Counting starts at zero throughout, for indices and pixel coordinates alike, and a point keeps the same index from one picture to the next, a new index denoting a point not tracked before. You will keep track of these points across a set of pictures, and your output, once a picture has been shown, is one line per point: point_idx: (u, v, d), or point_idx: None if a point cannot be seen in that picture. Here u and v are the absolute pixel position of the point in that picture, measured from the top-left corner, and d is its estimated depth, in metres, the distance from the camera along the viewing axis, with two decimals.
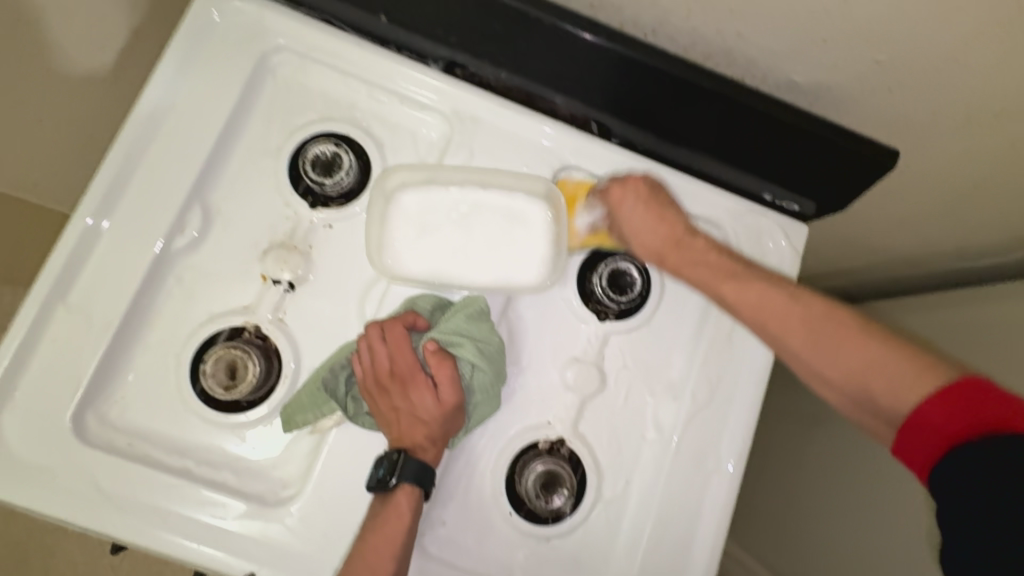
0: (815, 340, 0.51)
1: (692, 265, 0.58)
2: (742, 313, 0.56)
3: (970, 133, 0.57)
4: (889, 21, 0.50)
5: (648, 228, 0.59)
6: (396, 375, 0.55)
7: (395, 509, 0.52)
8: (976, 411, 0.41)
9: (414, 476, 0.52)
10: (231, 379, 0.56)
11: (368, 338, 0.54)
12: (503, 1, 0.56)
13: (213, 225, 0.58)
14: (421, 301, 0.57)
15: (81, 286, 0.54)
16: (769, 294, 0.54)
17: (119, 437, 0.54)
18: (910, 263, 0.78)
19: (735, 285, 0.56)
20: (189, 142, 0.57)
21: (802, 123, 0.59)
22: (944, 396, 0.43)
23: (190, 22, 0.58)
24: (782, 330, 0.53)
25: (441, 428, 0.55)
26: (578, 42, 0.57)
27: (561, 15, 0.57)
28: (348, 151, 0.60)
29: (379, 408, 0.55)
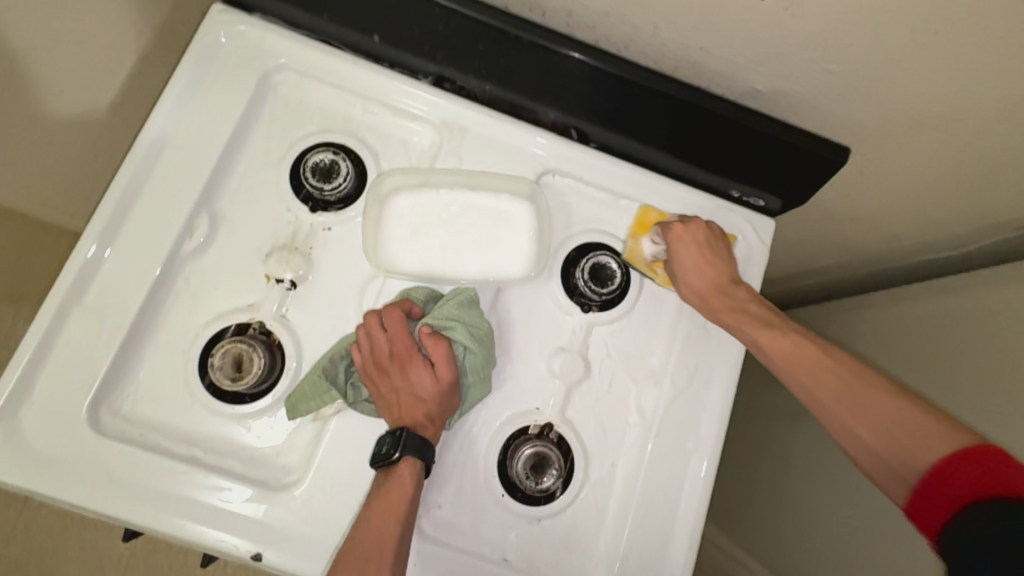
0: (849, 396, 0.56)
1: (736, 313, 0.63)
2: (775, 360, 0.61)
3: (915, 134, 0.63)
4: (835, 34, 0.55)
5: (698, 268, 0.64)
6: (394, 356, 0.58)
7: (398, 480, 0.55)
8: (991, 476, 0.45)
9: (415, 450, 0.56)
10: (237, 372, 0.59)
11: (367, 326, 0.59)
12: (486, 22, 0.62)
13: (220, 230, 0.62)
14: (415, 292, 0.61)
15: (96, 288, 0.58)
16: (800, 349, 0.59)
17: (131, 428, 0.57)
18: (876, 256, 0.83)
19: (772, 335, 0.61)
20: (198, 154, 0.62)
21: (760, 126, 0.65)
22: (965, 459, 0.47)
23: (198, 45, 0.63)
24: (813, 382, 0.58)
25: (439, 404, 0.58)
26: (555, 56, 0.63)
27: (540, 34, 0.63)
28: (345, 160, 0.65)
29: (380, 390, 0.59)
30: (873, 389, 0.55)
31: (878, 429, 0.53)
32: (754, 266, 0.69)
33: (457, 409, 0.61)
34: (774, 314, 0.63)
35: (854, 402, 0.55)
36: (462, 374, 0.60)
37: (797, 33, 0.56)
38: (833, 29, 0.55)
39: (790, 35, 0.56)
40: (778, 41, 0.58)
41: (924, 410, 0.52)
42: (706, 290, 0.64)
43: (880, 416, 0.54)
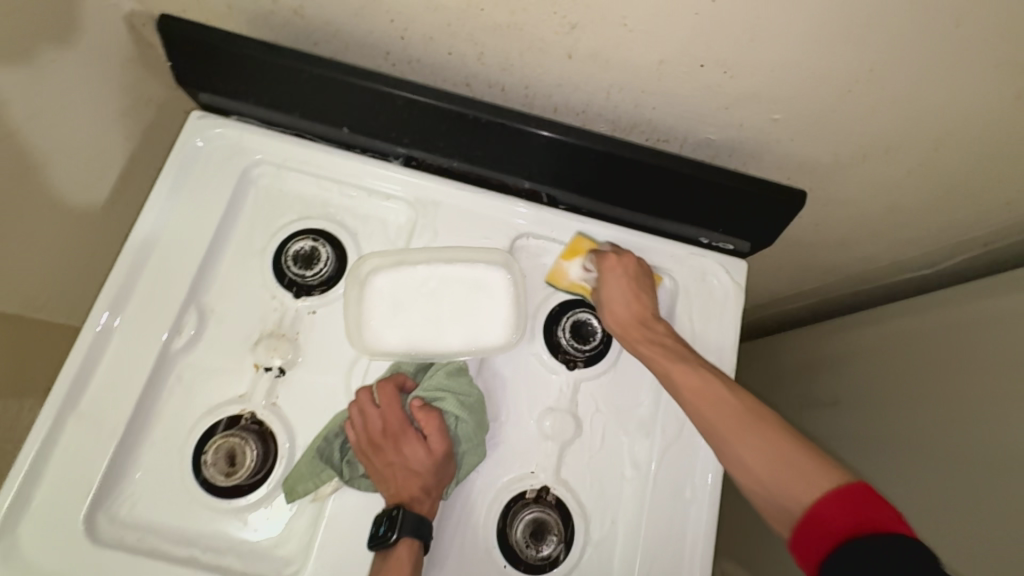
0: (735, 428, 0.55)
1: (650, 344, 0.63)
2: (681, 394, 0.59)
3: (867, 166, 0.66)
4: (775, 88, 0.58)
5: (624, 300, 0.65)
6: (388, 432, 0.59)
7: (396, 563, 0.54)
8: (868, 508, 0.45)
9: (413, 529, 0.55)
10: (231, 466, 0.60)
11: (359, 403, 0.60)
12: (457, 110, 0.64)
13: (208, 323, 0.64)
14: (405, 363, 0.63)
15: (90, 394, 0.59)
16: (702, 382, 0.59)
17: (129, 533, 0.57)
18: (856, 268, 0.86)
19: (681, 369, 0.60)
20: (184, 253, 0.64)
21: (721, 177, 0.66)
22: (835, 494, 0.47)
23: (178, 150, 0.66)
24: (716, 416, 0.57)
25: (435, 477, 0.59)
26: (521, 134, 0.66)
27: (513, 117, 0.65)
28: (325, 244, 0.67)
29: (375, 467, 0.59)
30: (747, 421, 0.55)
31: (770, 472, 0.52)
32: (731, 308, 0.70)
33: (453, 480, 0.61)
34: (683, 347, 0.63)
35: (735, 445, 0.55)
36: (455, 445, 0.62)
37: (741, 88, 0.59)
38: (772, 84, 0.58)
39: (735, 91, 0.60)
40: (725, 97, 0.61)
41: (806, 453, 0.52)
42: (624, 320, 0.65)
43: (762, 449, 0.53)
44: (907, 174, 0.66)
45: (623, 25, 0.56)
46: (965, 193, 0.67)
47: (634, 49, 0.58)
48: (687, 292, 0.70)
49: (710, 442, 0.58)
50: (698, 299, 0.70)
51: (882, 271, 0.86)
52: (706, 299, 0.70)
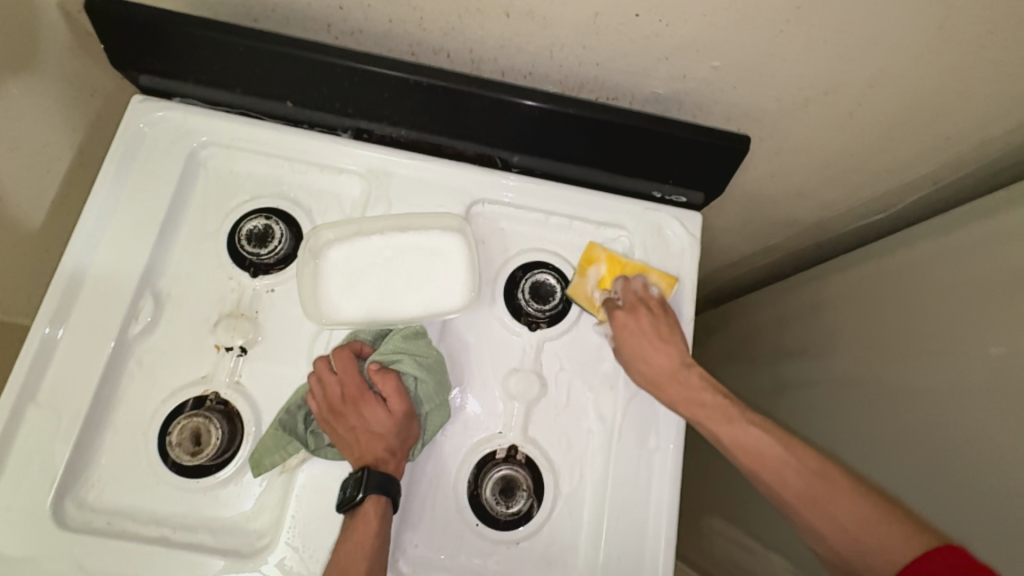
0: (807, 502, 0.58)
1: (694, 404, 0.63)
2: (740, 458, 0.61)
3: (812, 111, 0.67)
4: (712, 35, 0.59)
5: (654, 363, 0.64)
6: (347, 398, 0.60)
7: (363, 518, 0.56)
8: (952, 568, 0.49)
9: (379, 486, 0.56)
10: (196, 445, 0.60)
11: (318, 372, 0.60)
12: (430, 82, 0.64)
13: (165, 308, 0.64)
14: (363, 331, 0.63)
15: (48, 384, 0.59)
16: (759, 441, 0.61)
17: (97, 518, 0.57)
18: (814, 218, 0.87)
19: (736, 431, 0.62)
20: (136, 239, 0.64)
21: (668, 128, 0.67)
22: (926, 561, 0.51)
23: (121, 136, 0.66)
24: (778, 481, 0.59)
25: (398, 437, 0.60)
26: (474, 98, 0.66)
27: (492, 88, 0.65)
28: (278, 222, 0.67)
29: (338, 433, 0.59)
30: (797, 463, 0.59)
31: (842, 538, 0.56)
32: (688, 260, 0.71)
33: (419, 440, 0.62)
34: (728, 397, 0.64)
35: (803, 514, 0.58)
36: (416, 406, 0.62)
37: (679, 37, 0.59)
38: (709, 33, 0.58)
39: (674, 40, 0.60)
40: (664, 47, 0.61)
41: (873, 504, 0.56)
42: (659, 374, 0.64)
43: (820, 495, 0.57)
44: (852, 117, 0.67)
45: None
46: (909, 132, 0.68)
47: (568, 3, 0.58)
48: (645, 247, 0.71)
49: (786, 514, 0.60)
50: (654, 254, 0.71)
51: (840, 219, 0.88)
52: (664, 252, 0.71)
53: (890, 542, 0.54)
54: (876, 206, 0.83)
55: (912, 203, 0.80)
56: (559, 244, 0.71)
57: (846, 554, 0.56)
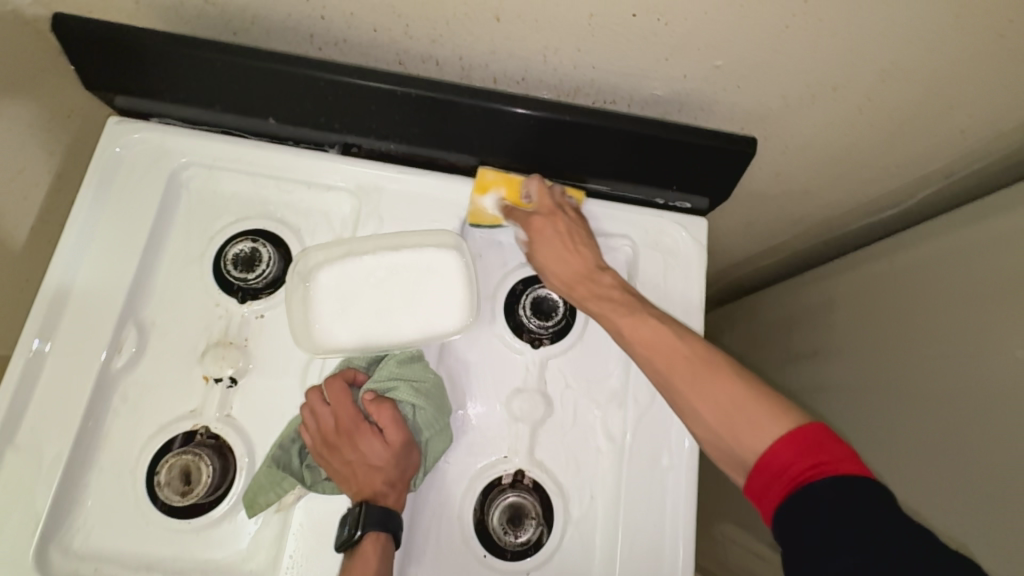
0: (692, 380, 0.55)
1: (600, 298, 0.62)
2: (637, 347, 0.59)
3: (818, 108, 0.64)
4: (713, 33, 0.56)
5: (561, 257, 0.63)
6: (341, 431, 0.57)
7: (361, 559, 0.53)
8: (820, 452, 0.46)
9: (380, 522, 0.54)
10: (187, 484, 0.57)
11: (310, 405, 0.57)
12: (415, 92, 0.62)
13: (150, 338, 0.61)
14: (357, 358, 0.61)
15: (29, 425, 0.56)
16: (658, 332, 0.58)
17: (85, 564, 0.54)
18: (821, 216, 0.85)
19: (632, 322, 0.59)
20: (116, 267, 0.61)
21: (668, 132, 0.64)
22: (787, 439, 0.48)
23: (98, 159, 0.63)
24: (666, 366, 0.57)
25: (398, 469, 0.57)
26: (465, 107, 0.63)
27: (481, 96, 0.63)
28: (266, 244, 0.64)
29: (334, 467, 0.57)
30: (698, 351, 0.57)
31: (717, 424, 0.53)
32: (696, 268, 0.68)
33: (421, 469, 0.59)
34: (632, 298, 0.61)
35: (690, 390, 0.55)
36: (416, 434, 0.59)
37: (678, 36, 0.56)
38: (709, 32, 0.56)
39: (672, 39, 0.57)
40: (662, 47, 0.58)
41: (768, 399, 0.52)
42: (566, 274, 0.64)
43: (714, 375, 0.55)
44: (861, 113, 0.64)
45: None
46: (920, 125, 0.65)
47: (560, 5, 0.55)
48: (648, 257, 0.68)
49: (672, 403, 0.57)
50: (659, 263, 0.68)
51: (848, 217, 0.85)
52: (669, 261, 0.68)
53: (760, 433, 0.50)
54: (885, 202, 0.80)
55: (923, 198, 0.77)
56: None
57: (722, 434, 0.52)
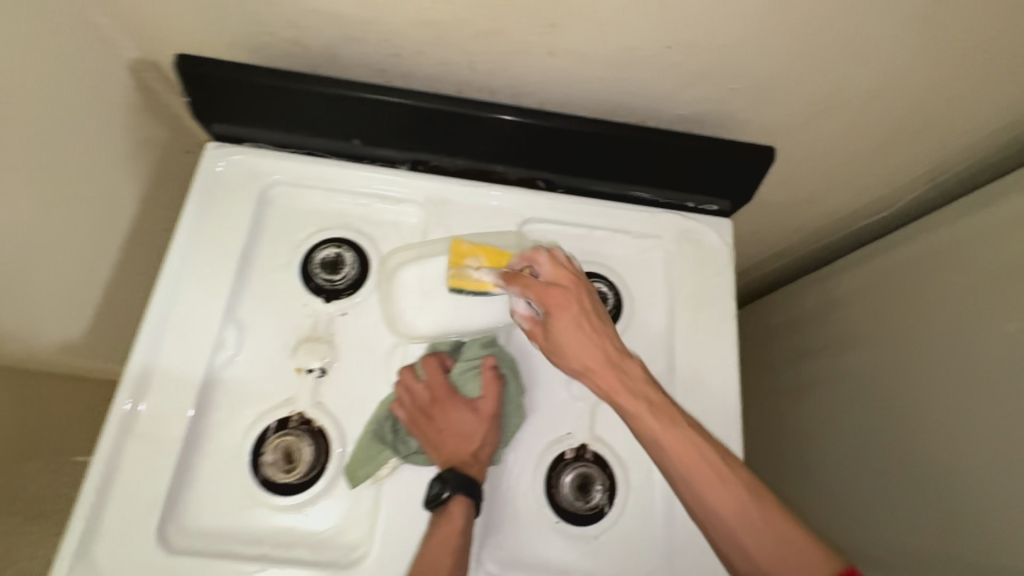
0: (687, 466, 0.55)
1: (636, 399, 0.58)
2: (662, 456, 0.56)
3: (821, 123, 0.74)
4: (736, 62, 0.66)
5: (584, 345, 0.62)
6: (436, 404, 0.65)
7: (450, 515, 0.59)
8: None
9: (464, 487, 0.60)
10: (289, 463, 0.63)
11: (404, 381, 0.66)
12: (482, 114, 0.72)
13: (247, 337, 0.67)
14: (441, 344, 0.69)
15: (146, 415, 0.62)
16: (689, 444, 0.55)
17: (199, 540, 0.59)
18: (822, 220, 0.95)
19: (666, 430, 0.56)
20: (217, 273, 0.68)
21: (697, 143, 0.74)
22: None
23: (200, 178, 0.70)
24: (704, 490, 0.54)
25: (482, 441, 0.65)
26: (524, 126, 0.73)
27: (535, 116, 0.73)
28: (349, 250, 0.72)
29: (427, 437, 0.64)
30: (712, 471, 0.54)
31: (733, 507, 0.53)
32: (723, 261, 0.77)
33: (499, 447, 0.66)
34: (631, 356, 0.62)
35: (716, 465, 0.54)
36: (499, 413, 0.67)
37: (705, 64, 0.67)
38: (732, 61, 0.66)
39: (700, 67, 0.67)
40: (691, 74, 0.68)
41: (754, 482, 0.54)
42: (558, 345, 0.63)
43: (693, 454, 0.55)
44: (859, 127, 0.75)
45: (597, 19, 0.62)
46: (908, 136, 0.76)
47: (607, 40, 0.65)
48: (684, 253, 0.77)
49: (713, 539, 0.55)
50: (694, 261, 0.77)
51: (846, 221, 0.95)
52: (701, 256, 0.77)
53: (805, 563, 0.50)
54: (878, 205, 0.90)
55: (911, 201, 0.88)
56: (605, 256, 0.78)
57: (716, 521, 0.53)
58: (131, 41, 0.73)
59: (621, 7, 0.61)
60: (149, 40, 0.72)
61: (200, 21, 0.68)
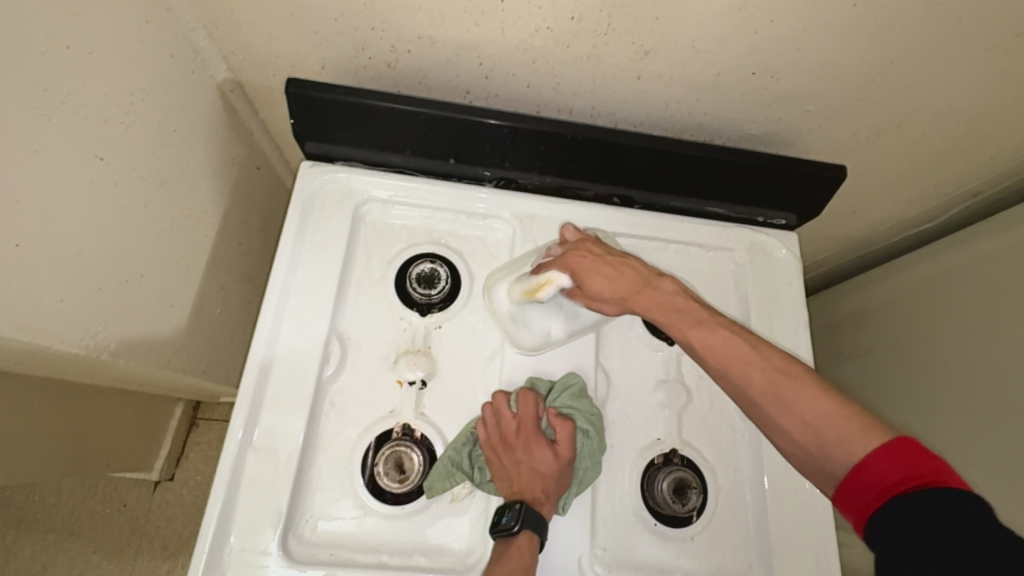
0: (766, 395, 0.55)
1: (664, 308, 0.63)
2: (709, 359, 0.59)
3: (882, 141, 0.79)
4: (811, 86, 0.70)
5: (612, 278, 0.65)
6: (520, 433, 0.64)
7: (518, 549, 0.59)
8: (917, 464, 0.45)
9: (533, 524, 0.60)
10: (401, 473, 0.65)
11: (497, 403, 0.66)
12: (573, 133, 0.74)
13: (349, 352, 0.70)
14: (540, 381, 0.69)
15: (262, 429, 0.64)
16: (736, 350, 0.58)
17: (320, 551, 0.62)
18: (867, 229, 1.00)
19: (701, 332, 0.60)
20: (318, 289, 0.70)
21: (773, 160, 0.77)
22: (886, 453, 0.47)
23: (297, 198, 0.73)
24: (742, 380, 0.57)
25: (556, 482, 0.64)
26: (612, 144, 0.75)
27: (624, 134, 0.75)
28: (443, 265, 0.74)
29: (505, 464, 0.64)
30: (791, 400, 0.54)
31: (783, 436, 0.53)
32: (792, 272, 0.82)
33: (567, 491, 0.65)
34: (694, 303, 0.62)
35: (781, 395, 0.54)
36: (574, 458, 0.66)
37: (784, 88, 0.71)
38: (808, 85, 0.70)
39: (779, 91, 0.71)
40: (769, 97, 0.72)
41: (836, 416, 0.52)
42: (625, 297, 0.65)
43: (766, 384, 0.55)
44: (916, 144, 0.80)
45: (691, 47, 0.66)
46: (961, 152, 0.81)
47: (697, 66, 0.68)
48: (755, 266, 0.82)
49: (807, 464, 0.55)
50: (763, 271, 0.82)
51: (888, 230, 1.00)
52: (769, 267, 0.82)
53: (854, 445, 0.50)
54: (922, 217, 0.96)
55: (955, 213, 0.93)
56: (681, 268, 0.82)
57: (809, 447, 0.53)
58: (224, 63, 0.74)
59: (716, 37, 0.64)
60: (243, 62, 0.74)
61: (300, 46, 0.70)
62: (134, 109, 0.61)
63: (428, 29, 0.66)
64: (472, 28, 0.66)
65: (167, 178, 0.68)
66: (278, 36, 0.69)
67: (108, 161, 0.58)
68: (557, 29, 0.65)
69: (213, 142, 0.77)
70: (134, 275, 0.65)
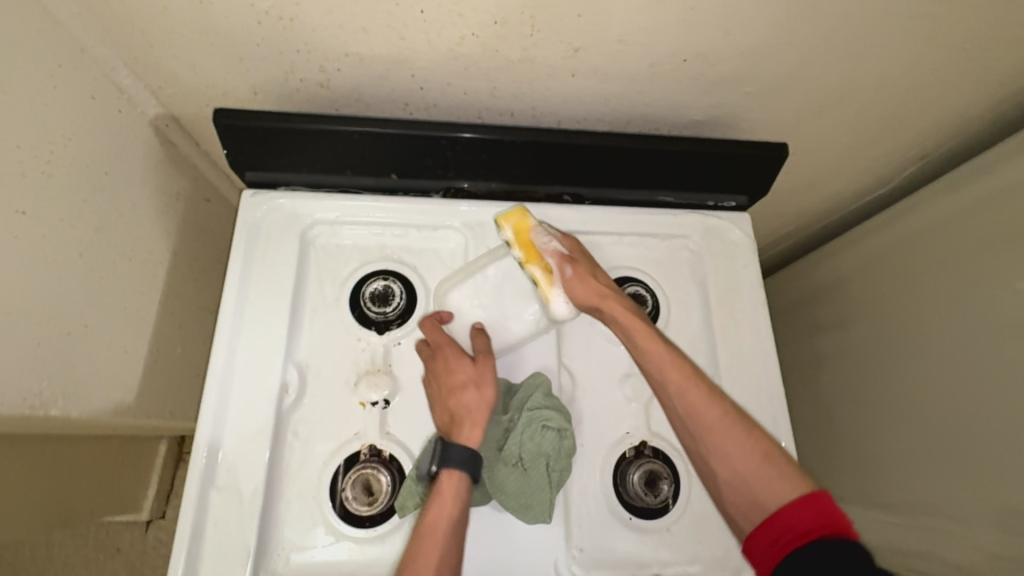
0: (722, 418, 0.61)
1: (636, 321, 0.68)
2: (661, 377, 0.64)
3: (824, 113, 0.79)
4: (744, 68, 0.70)
5: (589, 287, 0.69)
6: (450, 385, 0.64)
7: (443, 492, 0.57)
8: (830, 517, 0.52)
9: (461, 462, 0.58)
10: (371, 495, 0.65)
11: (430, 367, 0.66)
12: (513, 138, 0.73)
13: (308, 379, 0.69)
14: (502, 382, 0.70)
15: (224, 466, 0.64)
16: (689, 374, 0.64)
17: None
18: (824, 200, 1.01)
19: (669, 350, 0.65)
20: (269, 319, 0.70)
21: (716, 144, 0.77)
22: (805, 502, 0.53)
23: (241, 227, 0.73)
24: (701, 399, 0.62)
25: (479, 393, 0.63)
26: (555, 142, 0.74)
27: (565, 131, 0.75)
28: (396, 282, 0.74)
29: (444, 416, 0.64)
30: (750, 442, 0.59)
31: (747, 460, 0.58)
32: (748, 253, 0.82)
33: (531, 500, 0.64)
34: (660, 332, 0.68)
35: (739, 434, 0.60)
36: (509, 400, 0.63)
37: (719, 73, 0.71)
38: (742, 68, 0.70)
39: (715, 75, 0.71)
40: (706, 82, 0.72)
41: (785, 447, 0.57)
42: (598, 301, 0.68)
43: (724, 412, 0.61)
44: (858, 114, 0.80)
45: (620, 41, 0.66)
46: (904, 117, 0.81)
47: (629, 59, 0.68)
48: (711, 249, 0.82)
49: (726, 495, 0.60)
50: (719, 255, 0.82)
51: (846, 200, 1.01)
52: (725, 249, 0.82)
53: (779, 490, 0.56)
54: (877, 184, 0.96)
55: (907, 177, 0.94)
56: (638, 260, 0.82)
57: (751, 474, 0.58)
58: (154, 99, 0.73)
59: (640, 29, 0.64)
60: (173, 95, 0.72)
61: (226, 75, 0.69)
62: (56, 158, 0.60)
63: (354, 47, 0.65)
64: (398, 42, 0.65)
65: (103, 224, 0.67)
66: (203, 67, 0.67)
67: (32, 214, 0.57)
68: (483, 35, 0.64)
69: (151, 179, 0.75)
70: (77, 325, 0.64)
